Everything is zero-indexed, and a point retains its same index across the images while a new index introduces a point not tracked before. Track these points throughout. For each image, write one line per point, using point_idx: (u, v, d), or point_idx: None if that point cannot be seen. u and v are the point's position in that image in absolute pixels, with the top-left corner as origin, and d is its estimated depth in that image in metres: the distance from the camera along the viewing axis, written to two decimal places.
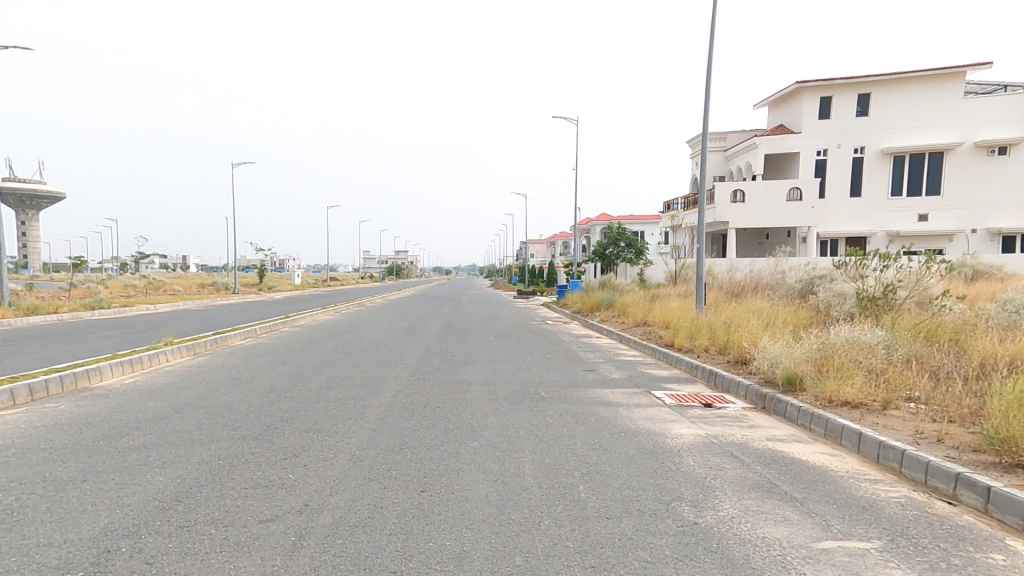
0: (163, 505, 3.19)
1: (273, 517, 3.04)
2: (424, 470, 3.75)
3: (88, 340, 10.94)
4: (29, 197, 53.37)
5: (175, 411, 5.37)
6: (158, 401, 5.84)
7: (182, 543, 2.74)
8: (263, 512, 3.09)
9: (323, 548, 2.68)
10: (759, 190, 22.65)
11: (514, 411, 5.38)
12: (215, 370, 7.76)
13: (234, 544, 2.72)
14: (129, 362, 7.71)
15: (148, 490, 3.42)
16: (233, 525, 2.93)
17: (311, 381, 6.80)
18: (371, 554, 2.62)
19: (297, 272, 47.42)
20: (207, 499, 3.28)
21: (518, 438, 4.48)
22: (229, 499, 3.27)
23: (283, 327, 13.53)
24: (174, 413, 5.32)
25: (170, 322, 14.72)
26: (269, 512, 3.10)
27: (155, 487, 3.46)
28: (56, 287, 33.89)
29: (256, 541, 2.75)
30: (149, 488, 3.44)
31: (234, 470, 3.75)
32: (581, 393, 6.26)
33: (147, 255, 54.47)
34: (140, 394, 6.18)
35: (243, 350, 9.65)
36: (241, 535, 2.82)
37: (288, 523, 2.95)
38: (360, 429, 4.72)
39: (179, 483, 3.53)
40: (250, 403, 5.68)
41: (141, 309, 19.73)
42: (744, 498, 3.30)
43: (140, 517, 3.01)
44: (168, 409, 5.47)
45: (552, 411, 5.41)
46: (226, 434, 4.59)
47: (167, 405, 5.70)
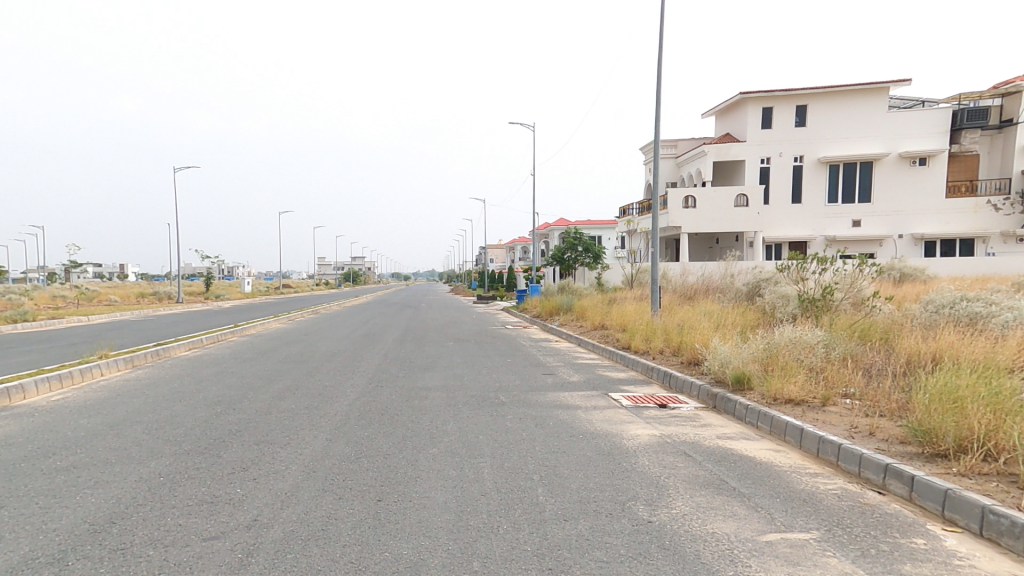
0: (94, 528, 2.98)
1: (218, 534, 2.90)
2: (385, 477, 3.72)
3: (12, 354, 10.16)
4: None
5: (109, 428, 5.04)
6: (91, 418, 5.47)
7: (116, 567, 2.57)
8: (207, 530, 2.94)
9: (273, 563, 2.58)
10: (707, 197, 23.52)
11: (475, 417, 5.34)
12: (154, 383, 7.34)
13: (174, 565, 2.58)
14: (58, 378, 7.19)
15: (79, 512, 3.19)
16: (174, 544, 2.78)
17: (263, 392, 6.56)
18: (324, 567, 2.54)
19: (249, 280, 45.53)
20: (145, 519, 3.09)
21: (478, 443, 4.48)
22: (170, 518, 3.09)
23: (232, 336, 13.01)
24: (109, 430, 4.99)
25: (107, 334, 13.87)
26: (214, 529, 2.96)
27: (86, 509, 3.23)
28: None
29: (199, 560, 2.62)
30: (81, 510, 3.21)
31: (176, 487, 3.56)
32: (540, 396, 6.29)
33: (78, 264, 50.92)
34: (71, 411, 5.78)
35: (187, 362, 9.20)
36: (182, 554, 2.68)
37: (234, 540, 2.82)
38: (315, 439, 4.59)
39: (115, 503, 3.32)
40: (197, 416, 5.42)
41: (71, 321, 18.49)
42: (695, 495, 3.40)
43: (68, 543, 2.81)
44: (102, 426, 5.12)
45: (512, 415, 5.41)
46: (168, 450, 4.36)
47: (100, 421, 5.34)
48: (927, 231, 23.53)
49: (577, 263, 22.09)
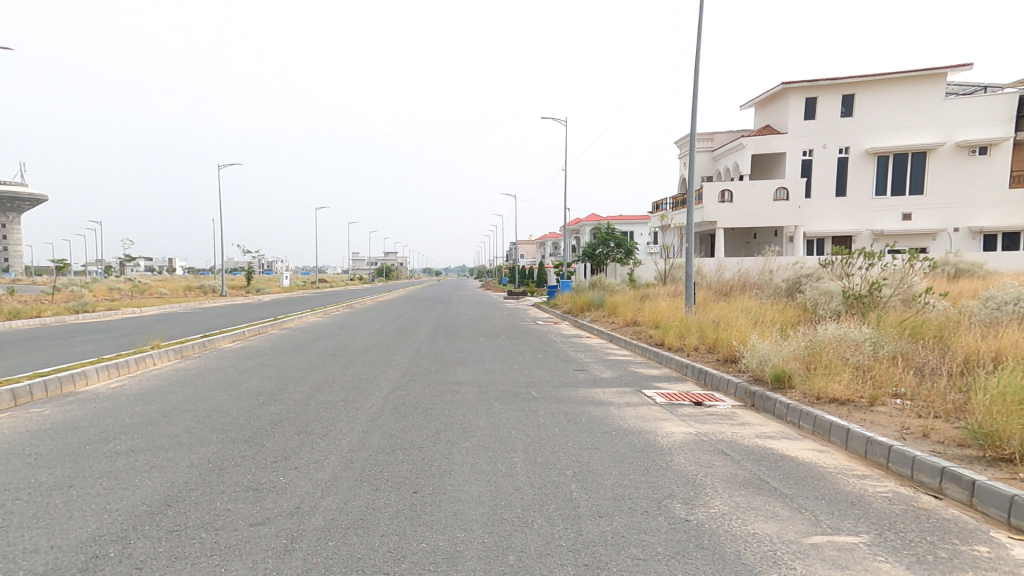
0: (152, 510, 3.15)
1: (263, 520, 3.01)
2: (421, 468, 3.80)
3: (72, 344, 10.79)
4: (11, 199, 57.27)
5: (162, 415, 5.31)
6: (145, 405, 5.77)
7: (173, 547, 2.71)
8: (253, 516, 3.06)
9: (316, 550, 2.66)
10: (746, 191, 22.81)
11: (506, 412, 5.36)
12: (201, 373, 7.68)
13: (225, 548, 2.69)
14: (115, 366, 7.61)
15: (138, 494, 3.38)
16: (224, 528, 2.90)
17: (302, 384, 6.77)
18: (363, 555, 2.61)
19: (286, 276, 46.85)
20: (197, 503, 3.24)
21: (510, 437, 4.50)
22: (219, 503, 3.23)
23: (272, 328, 13.46)
24: (161, 417, 5.25)
25: (156, 326, 14.56)
26: (260, 515, 3.07)
27: (143, 491, 3.41)
28: (39, 291, 33.35)
29: (247, 544, 2.73)
30: (139, 492, 3.40)
31: (224, 474, 3.72)
32: (571, 392, 6.27)
33: (129, 259, 53.57)
34: (127, 398, 6.11)
35: (231, 353, 9.57)
36: (231, 538, 2.80)
37: (279, 526, 2.92)
38: (352, 431, 4.71)
39: (170, 487, 3.49)
40: (242, 406, 5.63)
41: (125, 312, 19.50)
42: (734, 495, 3.33)
43: (128, 522, 2.97)
44: (155, 414, 5.39)
45: (544, 411, 5.40)
46: (214, 438, 4.55)
47: (154, 409, 5.63)
48: (987, 224, 22.19)
49: (608, 259, 21.83)
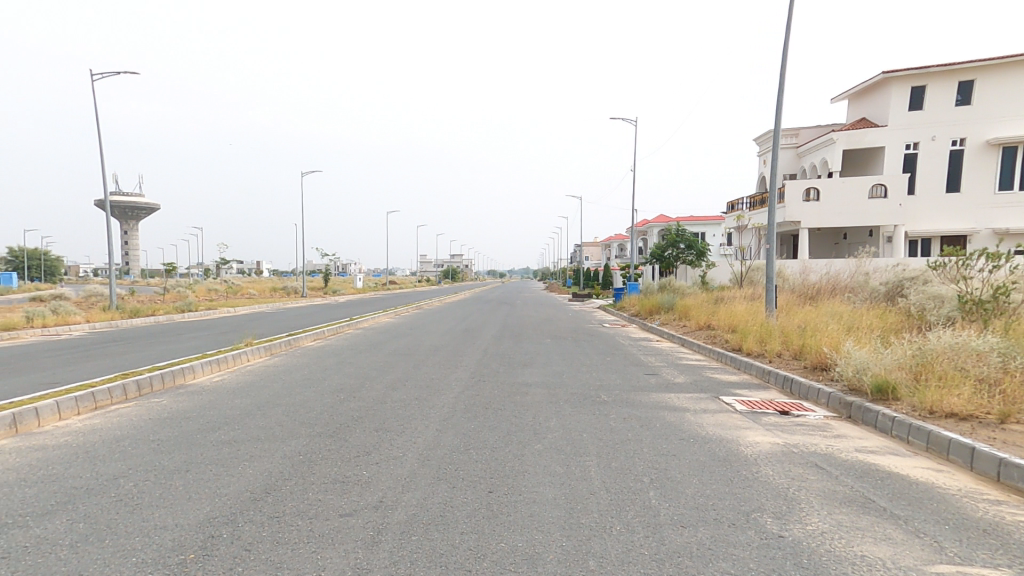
0: (255, 496, 3.40)
1: (351, 511, 3.16)
2: (495, 468, 3.84)
3: (178, 341, 11.89)
4: (130, 210, 64.34)
5: (257, 409, 5.72)
6: (242, 399, 6.25)
7: (274, 532, 2.91)
8: (342, 507, 3.22)
9: (400, 543, 2.76)
10: (836, 188, 21.22)
11: (577, 415, 5.31)
12: (289, 370, 8.21)
13: (319, 536, 2.85)
14: (218, 361, 8.31)
15: (241, 481, 3.66)
16: (316, 518, 3.07)
17: (379, 382, 7.06)
18: (444, 551, 2.67)
19: (360, 278, 49.19)
20: (292, 492, 3.46)
21: (583, 441, 4.45)
22: (311, 493, 3.43)
23: (349, 329, 14.17)
24: (256, 410, 5.67)
25: (248, 324, 15.75)
26: (348, 506, 3.23)
27: (246, 478, 3.70)
28: (150, 292, 37.09)
29: (338, 534, 2.87)
30: (243, 479, 3.69)
31: (314, 465, 3.95)
32: (644, 397, 6.09)
33: (225, 262, 58.43)
34: (227, 392, 6.65)
35: (314, 351, 10.16)
36: (324, 527, 2.96)
37: (365, 518, 3.06)
38: (426, 429, 4.84)
39: (267, 475, 3.76)
40: (326, 402, 5.96)
41: (222, 312, 21.27)
42: (835, 513, 3.09)
43: (235, 507, 3.23)
44: (251, 407, 5.83)
45: (616, 415, 5.29)
46: (302, 432, 4.84)
47: (250, 402, 6.08)
48: None
49: (678, 260, 21.03)
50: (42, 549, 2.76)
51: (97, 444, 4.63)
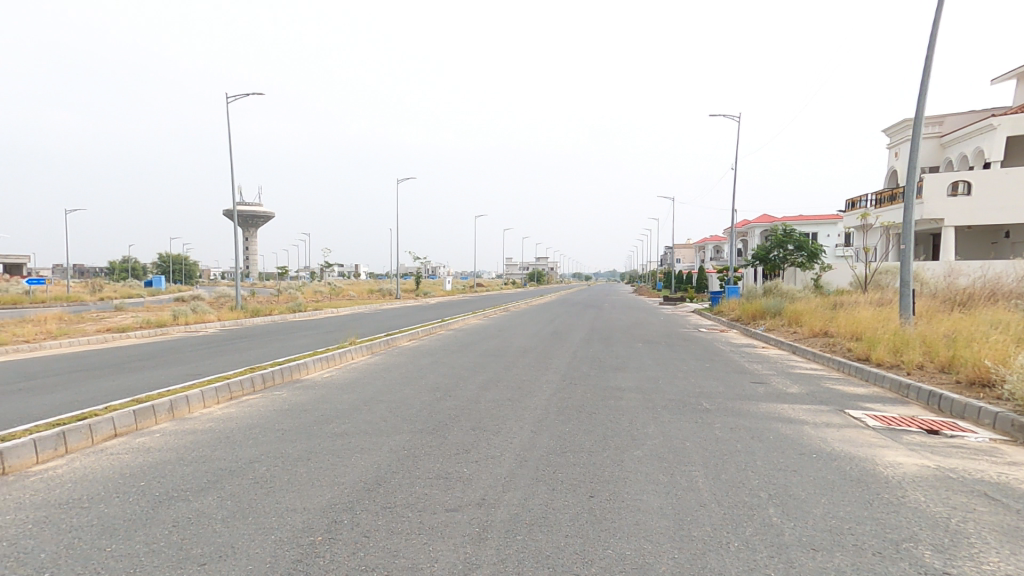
0: (368, 486, 3.63)
1: (457, 507, 3.27)
2: (595, 472, 3.80)
3: (290, 339, 12.99)
4: (251, 219, 71.40)
5: (363, 404, 6.11)
6: (349, 394, 6.72)
7: (387, 521, 3.09)
8: (447, 502, 3.34)
9: (506, 542, 2.81)
10: (992, 180, 18.74)
11: (677, 422, 5.10)
12: (389, 368, 8.68)
13: (429, 528, 2.98)
14: (327, 358, 9.00)
15: (355, 471, 3.93)
16: (425, 511, 3.22)
17: (474, 382, 7.25)
18: (551, 553, 2.68)
19: (447, 280, 50.95)
20: (401, 484, 3.65)
21: (687, 450, 4.26)
22: (418, 487, 3.60)
23: (441, 329, 14.71)
24: (363, 405, 6.06)
25: (350, 324, 16.86)
26: (453, 501, 3.35)
27: (359, 468, 3.97)
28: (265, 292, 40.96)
29: (446, 528, 2.98)
30: (356, 469, 3.96)
31: (417, 460, 4.14)
32: (751, 407, 5.72)
33: (329, 265, 63.02)
34: (337, 387, 7.17)
35: (410, 351, 10.66)
36: (433, 520, 3.09)
37: (470, 514, 3.15)
38: (521, 430, 4.89)
39: (376, 467, 4.00)
40: (426, 400, 6.22)
41: (327, 312, 23.03)
42: (1011, 551, 2.69)
43: (351, 495, 3.47)
44: (358, 402, 6.24)
45: (721, 424, 5.02)
46: (405, 427, 5.10)
47: (356, 397, 6.51)
48: None
49: (786, 263, 19.54)
50: (198, 521, 3.19)
51: (233, 431, 5.20)
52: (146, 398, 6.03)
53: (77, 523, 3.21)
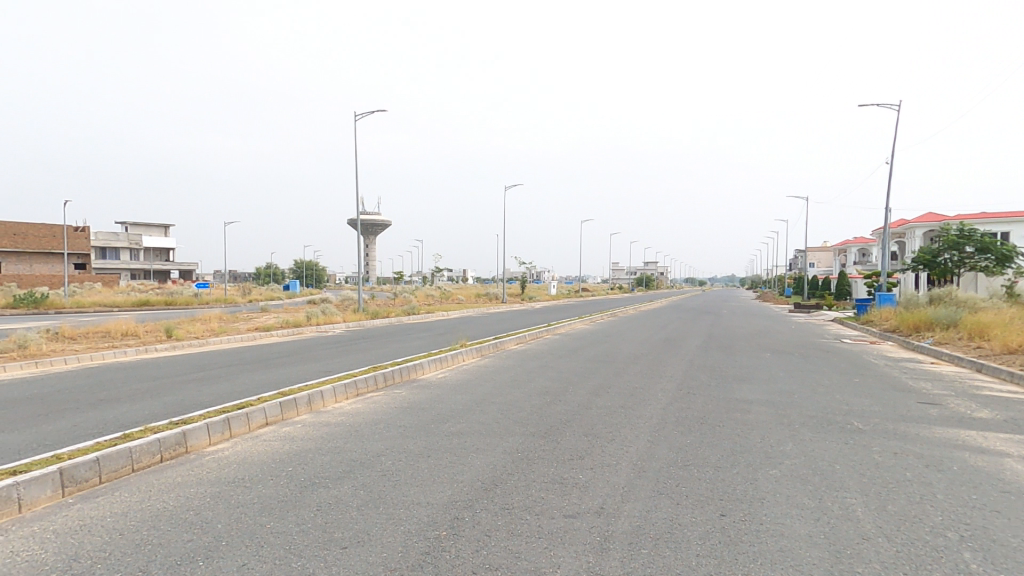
0: (485, 486, 3.76)
1: (575, 513, 3.27)
2: (723, 489, 3.57)
3: (406, 340, 13.80)
4: (374, 228, 77.12)
5: (476, 405, 6.32)
6: (462, 395, 6.98)
7: (507, 522, 3.18)
8: (565, 507, 3.36)
9: (631, 554, 2.75)
10: None
11: (819, 442, 4.64)
12: (498, 370, 8.89)
13: (549, 532, 3.02)
14: (441, 360, 9.46)
15: (472, 470, 4.09)
16: (543, 514, 3.26)
17: (586, 388, 7.18)
18: (682, 572, 2.57)
19: (552, 285, 51.26)
20: (517, 486, 3.73)
21: (835, 473, 3.87)
22: (534, 490, 3.66)
23: (547, 333, 14.80)
24: (476, 406, 6.26)
25: (461, 327, 17.52)
26: (571, 508, 3.36)
27: (476, 468, 4.13)
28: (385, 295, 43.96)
29: (566, 534, 3.00)
30: (473, 469, 4.11)
31: (532, 463, 4.20)
32: (919, 430, 5.04)
33: (442, 271, 66.09)
34: (450, 387, 7.50)
35: (517, 354, 10.83)
36: (551, 525, 3.12)
37: (589, 522, 3.14)
38: (636, 439, 4.75)
39: (492, 468, 4.13)
40: (540, 404, 6.29)
41: (439, 315, 24.20)
42: None
43: (470, 494, 3.62)
44: (471, 403, 6.46)
45: (881, 448, 4.48)
46: (517, 430, 5.19)
47: (469, 398, 6.75)
48: None
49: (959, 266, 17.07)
50: (337, 507, 3.55)
51: (363, 425, 5.66)
52: (291, 390, 6.77)
53: (243, 500, 3.76)
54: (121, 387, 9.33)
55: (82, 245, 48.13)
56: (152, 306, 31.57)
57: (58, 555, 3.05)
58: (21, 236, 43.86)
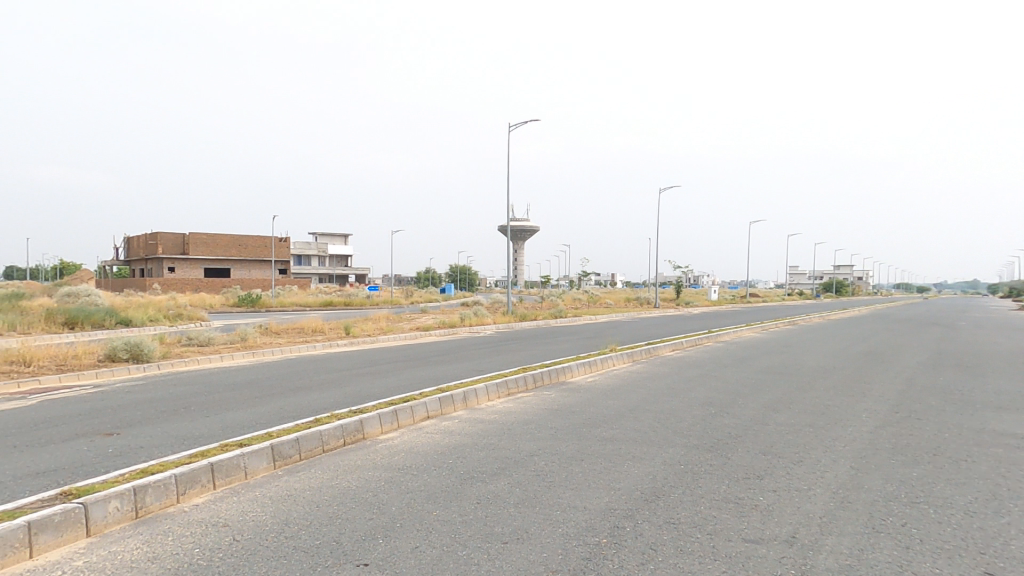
0: (645, 496, 3.72)
1: (759, 539, 3.09)
2: (944, 537, 3.11)
3: (555, 343, 14.08)
4: (524, 232, 79.74)
5: (630, 411, 6.21)
6: (614, 400, 6.90)
7: (675, 538, 3.11)
8: (746, 531, 3.19)
9: None
10: None
11: None
12: (652, 377, 8.64)
13: (727, 556, 2.89)
14: (589, 364, 9.44)
15: (630, 478, 4.06)
16: (717, 535, 3.13)
17: (751, 402, 6.64)
18: None
19: (714, 289, 47.83)
20: (681, 500, 3.64)
21: None
22: (703, 507, 3.53)
23: (708, 341, 13.97)
24: (628, 412, 6.16)
25: (610, 331, 17.34)
26: (754, 532, 3.17)
27: (633, 476, 4.09)
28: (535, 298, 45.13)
29: (748, 560, 2.85)
30: (631, 477, 4.08)
31: (697, 478, 4.05)
32: None
33: (588, 274, 65.94)
34: (600, 392, 7.46)
35: (673, 361, 10.42)
36: (729, 547, 2.99)
37: (778, 551, 2.94)
38: (835, 466, 4.33)
39: (652, 478, 4.05)
40: (697, 415, 5.97)
41: (587, 319, 24.32)
42: None
43: (630, 503, 3.60)
44: (624, 408, 6.36)
45: None
46: (678, 440, 5.01)
47: (621, 404, 6.66)
48: None
49: None
50: (497, 501, 3.76)
51: (516, 424, 5.90)
52: (448, 386, 7.31)
53: (413, 485, 4.16)
54: (314, 377, 10.92)
55: (285, 254, 57.24)
56: (336, 307, 36.36)
57: (271, 519, 3.66)
58: (243, 248, 53.57)
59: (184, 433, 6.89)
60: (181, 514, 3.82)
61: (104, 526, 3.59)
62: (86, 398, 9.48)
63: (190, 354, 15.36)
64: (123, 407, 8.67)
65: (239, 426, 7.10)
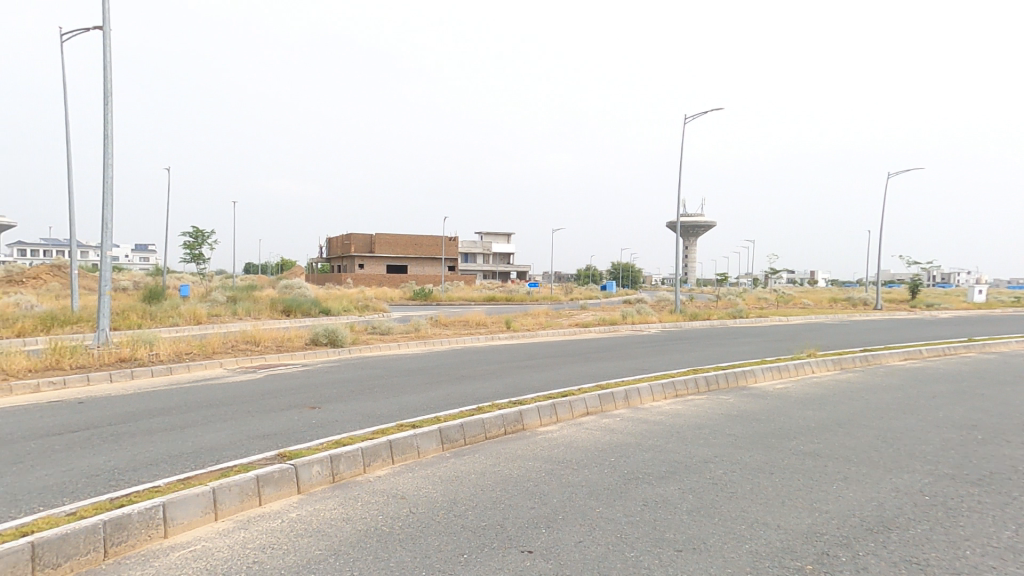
0: (868, 527, 3.34)
1: None
2: None
3: (739, 344, 13.16)
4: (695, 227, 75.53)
5: (841, 426, 5.60)
6: (815, 411, 6.27)
7: None
8: None
9: None
10: None
11: None
12: (871, 390, 7.64)
13: None
14: (778, 369, 8.64)
15: (848, 504, 3.69)
16: None
17: (1013, 433, 5.51)
18: None
19: (974, 287, 39.63)
20: (928, 538, 3.21)
21: None
22: (964, 552, 3.04)
23: (965, 351, 11.90)
24: (839, 428, 5.56)
25: (804, 335, 15.63)
26: None
27: (853, 503, 3.70)
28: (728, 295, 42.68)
29: None
30: (849, 503, 3.70)
31: (955, 516, 3.52)
32: None
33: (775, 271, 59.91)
34: (796, 401, 6.82)
35: (902, 373, 9.10)
36: None
37: None
38: None
39: (879, 507, 3.64)
40: (929, 441, 5.16)
41: (774, 320, 22.22)
42: None
43: (848, 531, 3.27)
44: (831, 422, 5.75)
45: None
46: (919, 467, 4.43)
47: (826, 416, 6.03)
48: None
49: None
50: (656, 507, 3.68)
51: (685, 427, 5.67)
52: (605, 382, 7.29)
53: (573, 479, 4.26)
54: (477, 369, 11.73)
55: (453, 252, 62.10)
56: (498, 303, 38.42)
57: (438, 497, 4.03)
58: (419, 246, 59.41)
59: (370, 412, 7.93)
60: (364, 484, 4.43)
61: (308, 486, 4.33)
62: (300, 376, 11.43)
63: (375, 343, 17.57)
64: (325, 386, 10.29)
65: (411, 409, 7.98)
